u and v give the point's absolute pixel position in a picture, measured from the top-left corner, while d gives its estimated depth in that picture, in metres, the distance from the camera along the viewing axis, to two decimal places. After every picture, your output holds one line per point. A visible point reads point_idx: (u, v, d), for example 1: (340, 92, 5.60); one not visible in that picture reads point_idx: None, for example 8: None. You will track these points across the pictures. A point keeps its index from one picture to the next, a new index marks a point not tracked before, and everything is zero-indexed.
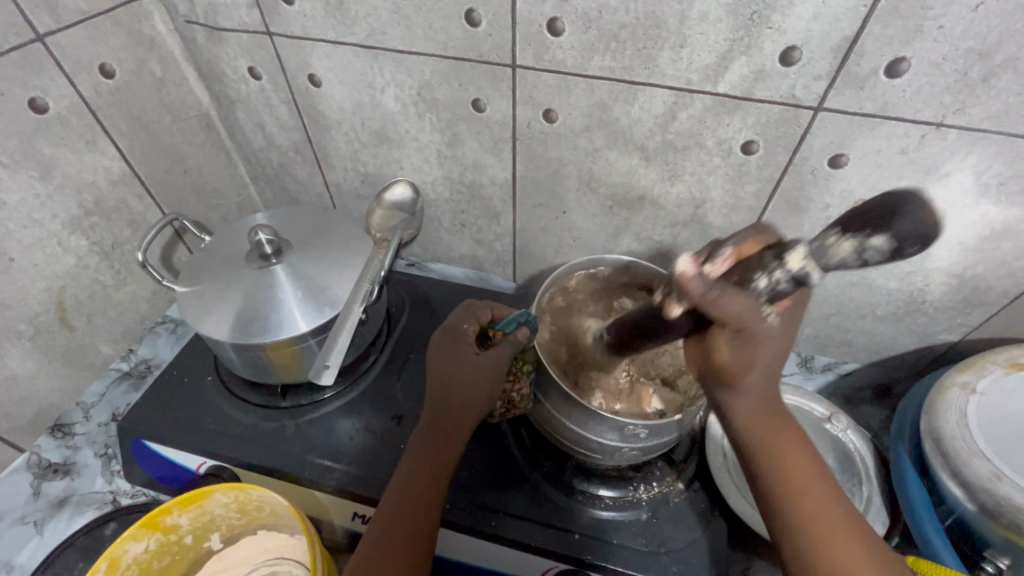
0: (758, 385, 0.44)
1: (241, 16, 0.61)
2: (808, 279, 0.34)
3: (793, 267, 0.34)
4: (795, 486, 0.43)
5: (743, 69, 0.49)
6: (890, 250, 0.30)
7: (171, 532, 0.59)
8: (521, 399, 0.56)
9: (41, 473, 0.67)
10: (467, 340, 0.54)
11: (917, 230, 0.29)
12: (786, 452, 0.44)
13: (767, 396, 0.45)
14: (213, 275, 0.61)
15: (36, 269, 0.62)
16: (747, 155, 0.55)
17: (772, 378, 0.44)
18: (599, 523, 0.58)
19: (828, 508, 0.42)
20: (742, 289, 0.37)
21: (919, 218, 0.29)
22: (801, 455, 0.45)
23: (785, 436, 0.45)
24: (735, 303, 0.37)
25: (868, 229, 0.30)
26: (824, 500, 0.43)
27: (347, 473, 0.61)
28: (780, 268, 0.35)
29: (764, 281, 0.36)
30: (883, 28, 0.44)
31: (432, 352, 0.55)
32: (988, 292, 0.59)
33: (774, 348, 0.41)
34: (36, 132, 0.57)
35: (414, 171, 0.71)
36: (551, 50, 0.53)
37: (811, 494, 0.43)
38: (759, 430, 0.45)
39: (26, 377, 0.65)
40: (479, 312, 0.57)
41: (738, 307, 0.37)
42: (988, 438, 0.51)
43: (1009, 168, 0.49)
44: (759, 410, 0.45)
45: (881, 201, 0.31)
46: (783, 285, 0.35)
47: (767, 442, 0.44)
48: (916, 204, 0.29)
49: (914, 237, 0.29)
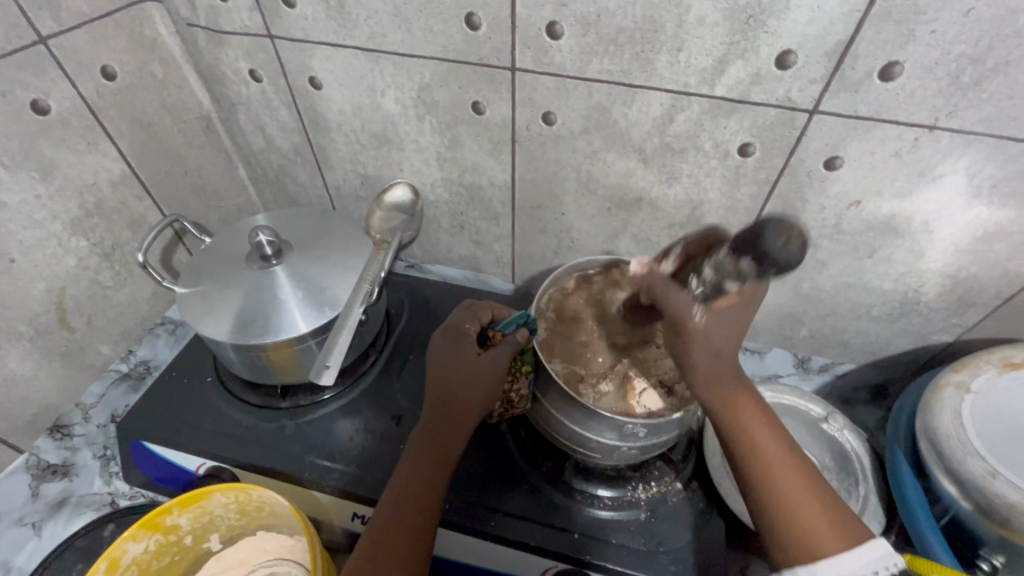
0: (708, 357, 0.43)
1: (242, 19, 0.62)
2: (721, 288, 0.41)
3: (711, 275, 0.41)
4: (752, 449, 0.43)
5: (740, 73, 0.50)
6: (754, 269, 0.37)
7: (170, 532, 0.59)
8: (520, 399, 0.56)
9: (39, 474, 0.67)
10: (468, 341, 0.54)
11: (776, 255, 0.35)
12: (742, 414, 0.44)
13: (722, 366, 0.44)
14: (213, 276, 0.62)
15: (37, 270, 0.62)
16: (744, 157, 0.56)
17: (723, 352, 0.43)
18: (598, 522, 0.58)
19: (787, 467, 0.43)
20: (676, 289, 0.44)
21: (779, 247, 0.35)
22: (756, 415, 0.44)
23: (739, 394, 0.44)
24: (671, 299, 0.44)
25: (745, 253, 0.37)
26: (782, 458, 0.43)
27: (346, 473, 0.61)
28: (704, 277, 0.42)
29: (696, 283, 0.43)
30: (876, 32, 0.45)
31: (432, 353, 0.55)
32: (981, 293, 0.60)
33: (714, 337, 0.42)
34: (37, 134, 0.57)
35: (414, 173, 0.71)
36: (550, 53, 0.54)
37: (766, 448, 0.43)
38: (717, 397, 0.44)
39: (25, 378, 0.65)
40: (481, 312, 0.58)
41: (671, 303, 0.44)
42: (982, 436, 0.52)
43: (1002, 171, 0.50)
44: (715, 378, 0.44)
45: (758, 228, 0.37)
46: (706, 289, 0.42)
47: (723, 409, 0.44)
48: (774, 230, 0.35)
49: (778, 263, 0.35)
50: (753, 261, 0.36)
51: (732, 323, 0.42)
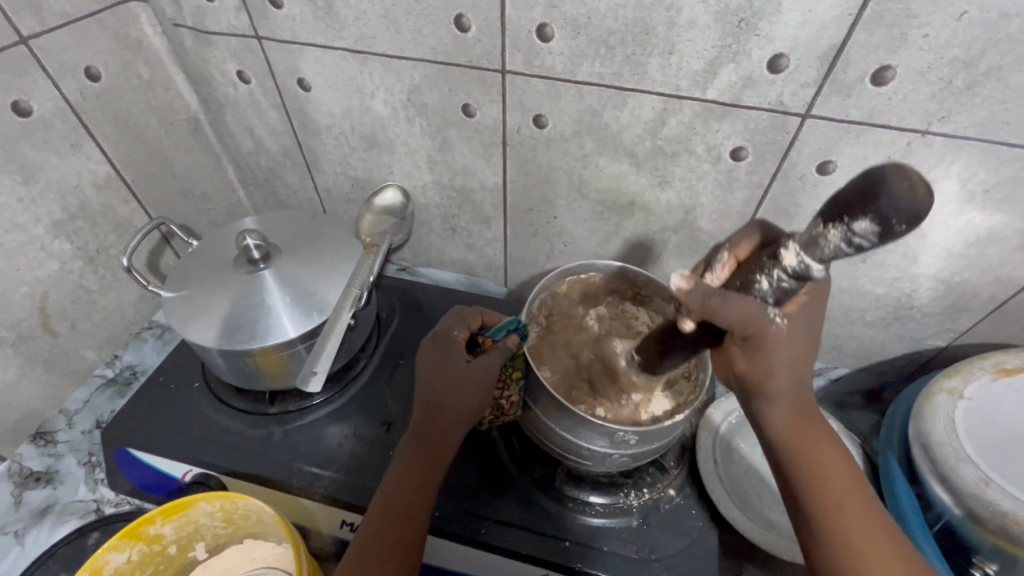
0: (789, 391, 0.43)
1: (230, 19, 0.61)
2: (808, 274, 0.35)
3: (790, 263, 0.35)
4: (830, 500, 0.42)
5: (732, 76, 0.50)
6: (877, 232, 0.28)
7: (154, 542, 0.58)
8: (510, 406, 0.55)
9: (22, 482, 0.65)
10: (457, 347, 0.53)
11: (906, 207, 0.27)
12: (821, 462, 0.43)
13: (800, 404, 0.44)
14: (199, 280, 0.61)
15: (19, 274, 0.61)
16: (736, 161, 0.56)
17: (803, 385, 0.43)
18: (590, 530, 0.57)
19: (867, 526, 0.41)
20: (739, 295, 0.39)
21: (907, 194, 0.27)
22: (840, 468, 0.43)
23: (820, 442, 0.43)
24: (737, 307, 0.39)
25: (856, 214, 0.29)
26: (863, 516, 0.42)
27: (335, 480, 0.60)
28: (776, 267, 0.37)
29: (765, 281, 0.38)
30: (869, 36, 0.44)
31: (421, 359, 0.54)
32: (975, 298, 0.59)
33: (791, 356, 0.41)
34: (19, 136, 0.56)
35: (404, 176, 0.71)
36: (541, 55, 0.53)
37: (847, 501, 0.42)
38: (795, 439, 0.43)
39: (7, 384, 0.64)
40: (470, 317, 0.57)
41: (737, 312, 0.39)
42: (975, 443, 0.52)
43: (995, 176, 0.50)
44: (794, 420, 0.43)
45: (860, 184, 0.29)
46: (786, 282, 0.37)
47: (805, 451, 0.43)
48: (897, 176, 0.28)
49: (910, 214, 0.27)
50: (869, 222, 0.28)
51: (808, 349, 0.42)
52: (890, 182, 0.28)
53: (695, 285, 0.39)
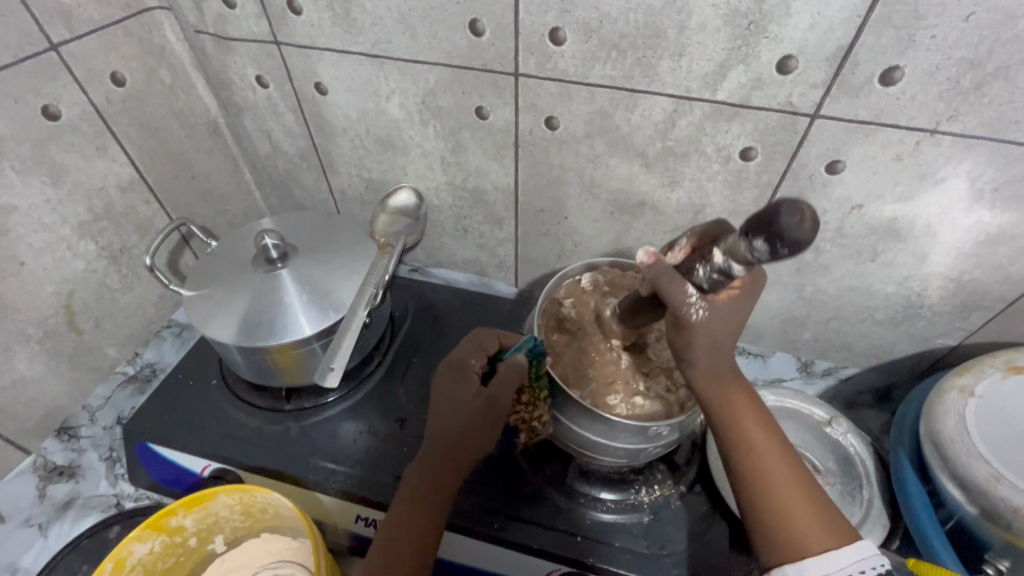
0: (707, 353, 0.45)
1: (250, 25, 0.62)
2: (733, 272, 0.39)
3: (719, 261, 0.40)
4: (748, 451, 0.45)
5: (741, 77, 0.50)
6: (767, 250, 0.33)
7: (175, 533, 0.59)
8: (541, 425, 0.57)
9: (47, 476, 0.67)
10: (471, 374, 0.54)
11: (792, 237, 0.31)
12: (738, 408, 0.46)
13: (724, 362, 0.46)
14: (220, 279, 0.62)
15: (46, 273, 0.63)
16: (746, 161, 0.56)
17: (726, 350, 0.45)
18: (602, 525, 0.58)
19: (785, 468, 0.45)
20: (682, 281, 0.42)
21: (794, 225, 0.31)
22: (757, 416, 0.47)
23: (737, 394, 0.46)
24: (678, 291, 0.42)
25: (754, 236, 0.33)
26: (779, 464, 0.45)
27: (350, 476, 0.61)
28: (712, 262, 0.41)
29: (702, 270, 0.42)
30: (877, 37, 0.45)
31: (438, 385, 0.56)
32: (985, 296, 0.60)
33: (714, 333, 0.43)
34: (48, 140, 0.58)
35: (418, 178, 0.72)
36: (553, 59, 0.55)
37: (760, 446, 0.45)
38: (716, 393, 0.46)
39: (33, 380, 0.66)
40: (486, 342, 0.58)
41: (674, 294, 0.42)
42: (985, 440, 0.52)
43: (1004, 174, 0.50)
44: (715, 376, 0.46)
45: (764, 211, 0.33)
46: (717, 275, 0.41)
47: (727, 409, 0.46)
48: (789, 209, 0.31)
49: (794, 243, 0.31)
50: (762, 242, 0.33)
51: (732, 324, 0.44)
52: (785, 211, 0.32)
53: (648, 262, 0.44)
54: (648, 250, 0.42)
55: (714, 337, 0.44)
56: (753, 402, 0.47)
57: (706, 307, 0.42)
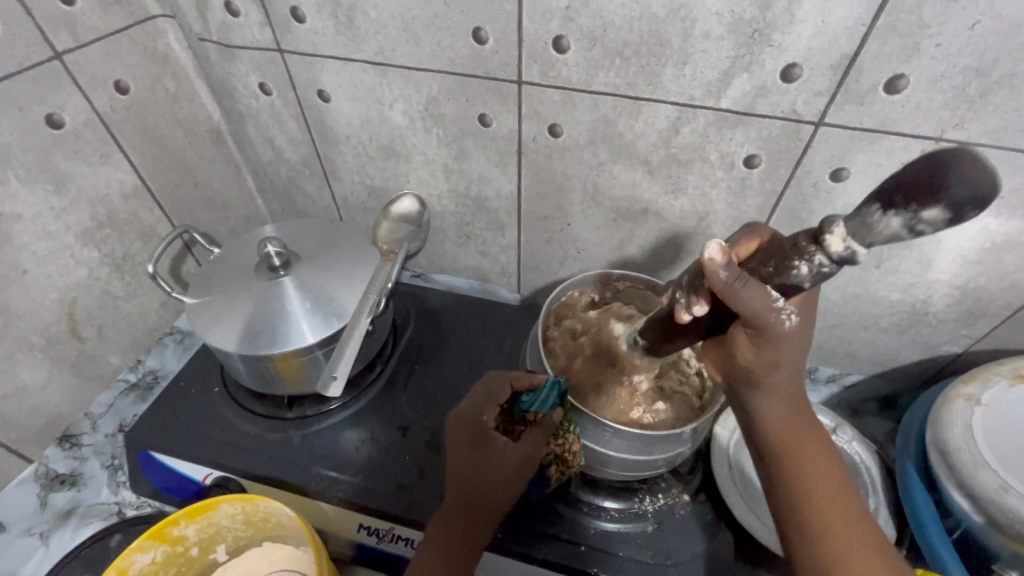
0: (785, 384, 0.42)
1: (254, 33, 0.62)
2: (855, 258, 0.31)
3: (832, 250, 0.32)
4: (814, 486, 0.42)
5: (745, 85, 0.50)
6: (943, 219, 0.27)
7: (177, 543, 0.59)
8: (573, 457, 0.54)
9: (48, 484, 0.67)
10: (491, 436, 0.51)
11: (977, 191, 0.26)
12: (812, 460, 0.43)
13: (788, 399, 0.43)
14: (222, 286, 0.62)
15: (50, 281, 0.63)
16: (749, 168, 0.56)
17: (792, 377, 0.43)
18: (605, 535, 0.58)
19: (837, 506, 0.42)
20: (761, 284, 0.37)
21: (971, 182, 0.27)
22: (821, 456, 0.43)
23: (811, 437, 0.44)
24: (760, 298, 0.36)
25: (915, 205, 0.28)
26: (840, 504, 0.42)
27: (352, 484, 0.61)
28: (814, 255, 0.33)
29: (804, 267, 0.34)
30: (881, 45, 0.45)
31: (453, 443, 0.53)
32: (991, 304, 0.59)
33: (794, 348, 0.40)
34: (52, 147, 0.58)
35: (421, 184, 0.72)
36: (557, 67, 0.55)
37: (825, 486, 0.42)
38: (790, 425, 0.43)
39: (36, 388, 0.65)
40: (497, 391, 0.53)
41: (758, 301, 0.37)
42: (993, 449, 0.52)
43: (1009, 182, 0.50)
44: (784, 416, 0.43)
45: (919, 169, 0.28)
46: (827, 268, 0.33)
47: (786, 445, 0.43)
48: (960, 164, 0.27)
49: (968, 204, 0.27)
50: (936, 210, 0.27)
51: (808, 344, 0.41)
52: (957, 164, 0.27)
53: (723, 263, 0.36)
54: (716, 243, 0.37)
55: (792, 365, 0.41)
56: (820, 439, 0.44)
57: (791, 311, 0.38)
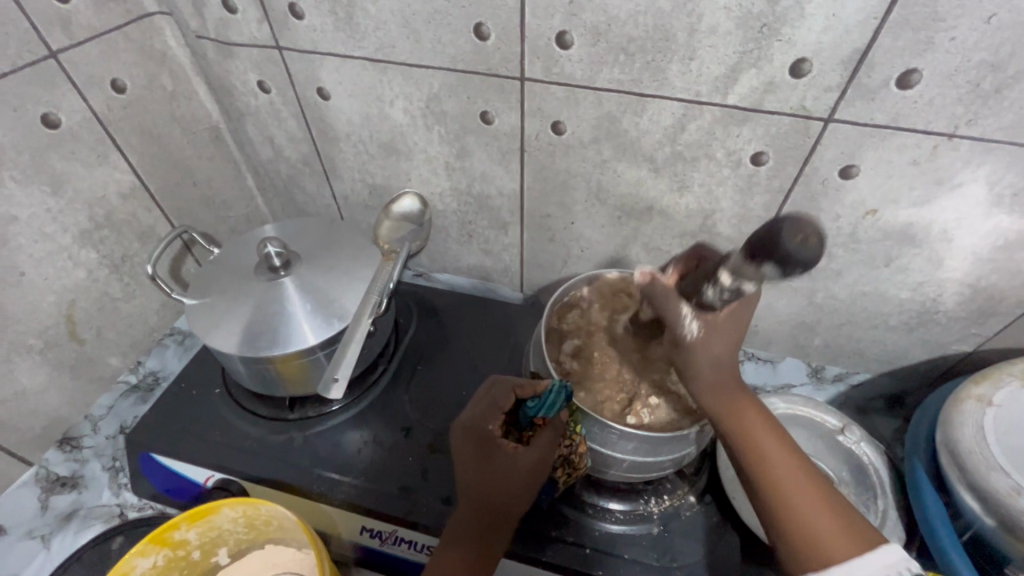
0: (710, 366, 0.46)
1: (251, 30, 0.62)
2: (742, 289, 0.42)
3: (726, 283, 0.42)
4: (758, 453, 0.45)
5: (753, 81, 0.49)
6: (778, 273, 0.36)
7: (179, 547, 0.58)
8: (580, 459, 0.53)
9: (49, 487, 0.67)
10: (498, 445, 0.50)
11: (802, 258, 0.35)
12: (750, 428, 0.45)
13: (731, 380, 0.46)
14: (222, 288, 0.61)
15: (47, 283, 0.62)
16: (757, 166, 0.55)
17: (728, 363, 0.46)
18: (610, 537, 0.57)
19: (794, 477, 0.44)
20: (677, 300, 0.47)
21: (799, 245, 0.34)
22: (760, 423, 0.46)
23: (747, 408, 0.46)
24: (674, 309, 0.47)
25: (761, 260, 0.36)
26: (789, 465, 0.44)
27: (355, 486, 0.61)
28: (720, 284, 0.43)
29: (712, 291, 0.44)
30: (893, 40, 0.44)
31: (460, 454, 0.52)
32: (1002, 302, 0.58)
33: (715, 347, 0.45)
34: (47, 148, 0.57)
35: (422, 182, 0.71)
36: (560, 62, 0.54)
37: (769, 451, 0.45)
38: (724, 401, 0.46)
39: (35, 391, 0.65)
40: (500, 399, 0.52)
41: (671, 314, 0.47)
42: (1005, 450, 0.51)
43: (1023, 179, 0.49)
44: (722, 390, 0.46)
45: (766, 232, 0.36)
46: (727, 293, 0.43)
47: (736, 424, 0.46)
48: (792, 227, 0.35)
49: (804, 262, 0.35)
50: (772, 265, 0.36)
51: (730, 336, 0.46)
52: (789, 229, 0.35)
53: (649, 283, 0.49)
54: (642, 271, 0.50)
55: (712, 354, 0.46)
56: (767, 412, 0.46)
57: (701, 325, 0.45)
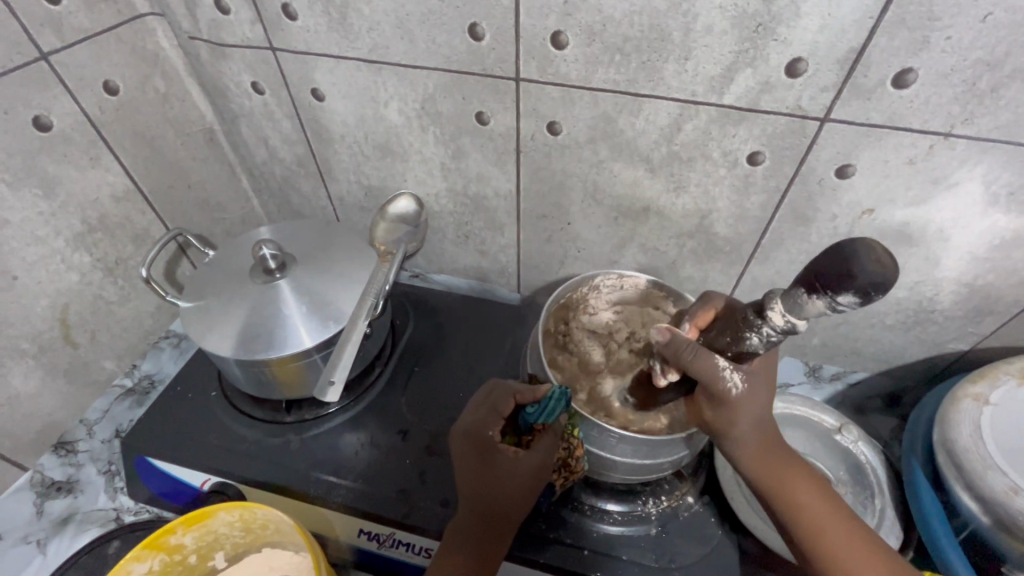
0: (750, 431, 0.47)
1: (244, 31, 0.61)
2: (795, 329, 0.38)
3: (777, 322, 0.38)
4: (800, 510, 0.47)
5: (749, 81, 0.49)
6: (853, 304, 0.32)
7: (175, 551, 0.58)
8: (577, 463, 0.53)
9: (44, 491, 0.66)
10: (500, 449, 0.50)
11: (876, 280, 0.30)
12: (792, 485, 0.47)
13: (765, 438, 0.48)
14: (217, 291, 0.61)
15: (40, 287, 0.62)
16: (753, 166, 0.55)
17: (762, 420, 0.47)
18: (608, 539, 0.57)
19: (844, 537, 0.46)
20: (709, 354, 0.44)
21: (875, 268, 0.30)
22: (798, 475, 0.48)
23: (786, 463, 0.48)
24: (710, 366, 0.44)
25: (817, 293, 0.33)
26: (830, 515, 0.47)
27: (352, 489, 0.60)
28: (761, 328, 0.40)
29: (755, 337, 0.40)
30: (889, 39, 0.44)
31: (460, 457, 0.51)
32: (998, 300, 0.58)
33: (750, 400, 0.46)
34: (39, 150, 0.57)
35: (418, 183, 0.70)
36: (555, 63, 0.53)
37: (812, 504, 0.47)
38: (765, 464, 0.47)
39: (29, 395, 0.65)
40: (501, 404, 0.52)
41: (708, 371, 0.44)
42: (1001, 449, 0.51)
43: (1019, 178, 0.49)
44: (759, 449, 0.48)
45: (829, 258, 0.32)
46: (774, 336, 0.39)
47: (778, 488, 0.47)
48: (864, 254, 0.31)
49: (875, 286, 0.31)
50: (852, 295, 0.31)
51: (763, 391, 0.47)
52: (860, 256, 0.31)
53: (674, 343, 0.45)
54: (662, 328, 0.47)
55: (751, 416, 0.46)
56: (803, 468, 0.48)
57: (740, 376, 0.44)
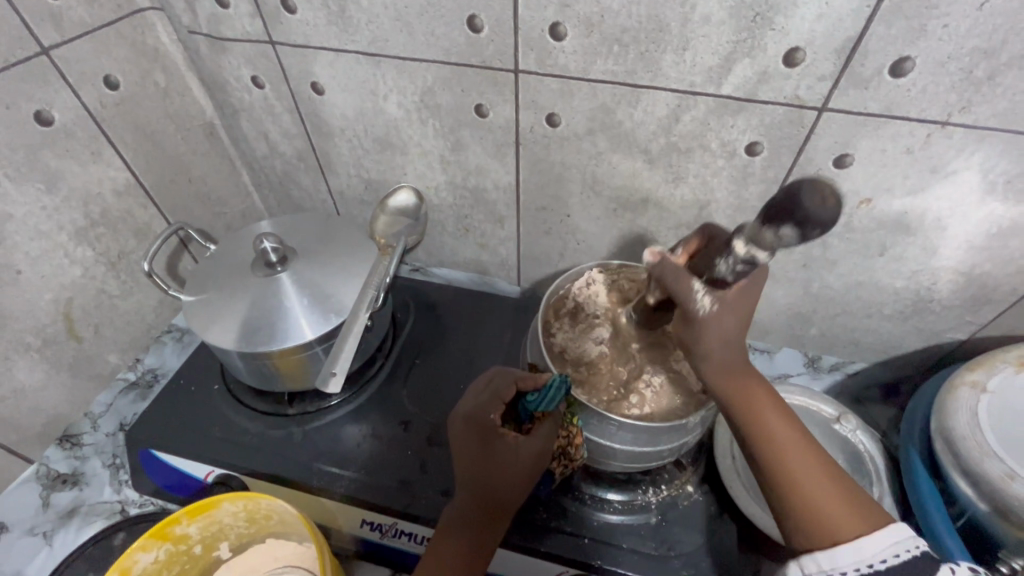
0: (719, 349, 0.43)
1: (244, 25, 0.61)
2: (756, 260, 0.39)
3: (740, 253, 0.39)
4: (764, 436, 0.43)
5: (747, 71, 0.49)
6: (796, 238, 0.34)
7: (180, 542, 0.58)
8: (576, 451, 0.54)
9: (50, 484, 0.67)
10: (500, 435, 0.50)
11: (816, 217, 0.32)
12: (760, 408, 0.44)
13: (736, 360, 0.44)
14: (219, 284, 0.61)
15: (44, 281, 0.62)
16: (751, 156, 0.55)
17: (736, 343, 0.43)
18: (608, 527, 0.58)
19: (812, 470, 0.42)
20: (688, 277, 0.44)
21: (817, 206, 0.32)
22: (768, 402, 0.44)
23: (755, 388, 0.44)
24: (684, 286, 0.43)
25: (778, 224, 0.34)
26: (796, 446, 0.43)
27: (355, 480, 0.61)
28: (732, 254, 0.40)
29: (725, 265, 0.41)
30: (887, 28, 0.44)
31: (460, 443, 0.52)
32: (996, 290, 0.59)
33: (722, 324, 0.42)
34: (41, 145, 0.57)
35: (418, 176, 0.71)
36: (554, 54, 0.54)
37: (778, 432, 0.43)
38: (730, 384, 0.44)
39: (34, 388, 0.65)
40: (502, 390, 0.52)
41: (683, 291, 0.43)
42: (998, 436, 0.51)
43: (1016, 166, 0.49)
44: (728, 369, 0.44)
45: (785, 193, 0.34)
46: (739, 266, 0.40)
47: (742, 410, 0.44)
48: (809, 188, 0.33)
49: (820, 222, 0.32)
50: (790, 229, 0.33)
51: (739, 315, 0.42)
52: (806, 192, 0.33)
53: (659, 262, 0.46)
54: (652, 251, 0.47)
55: (723, 337, 0.43)
56: (773, 397, 0.45)
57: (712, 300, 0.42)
